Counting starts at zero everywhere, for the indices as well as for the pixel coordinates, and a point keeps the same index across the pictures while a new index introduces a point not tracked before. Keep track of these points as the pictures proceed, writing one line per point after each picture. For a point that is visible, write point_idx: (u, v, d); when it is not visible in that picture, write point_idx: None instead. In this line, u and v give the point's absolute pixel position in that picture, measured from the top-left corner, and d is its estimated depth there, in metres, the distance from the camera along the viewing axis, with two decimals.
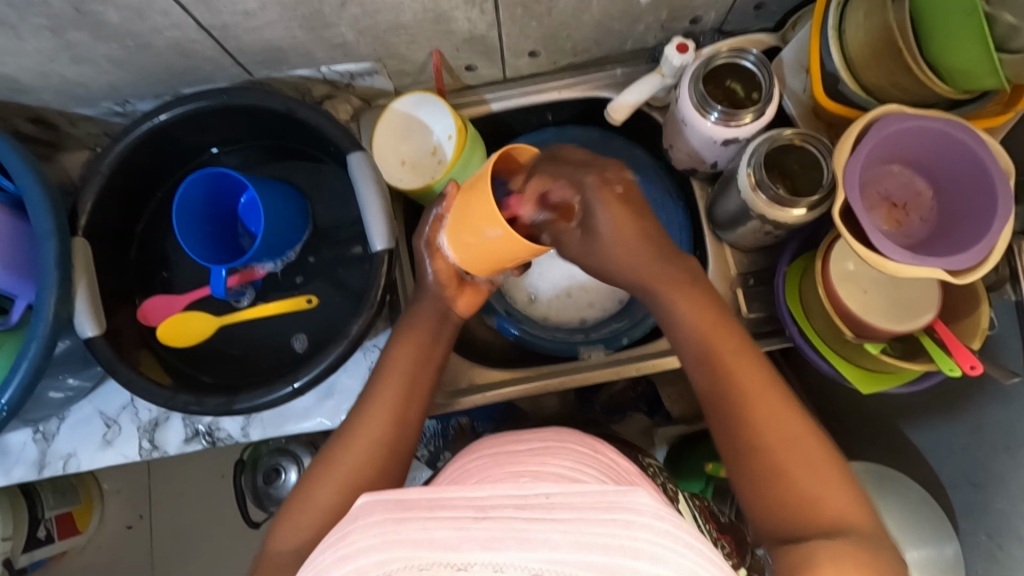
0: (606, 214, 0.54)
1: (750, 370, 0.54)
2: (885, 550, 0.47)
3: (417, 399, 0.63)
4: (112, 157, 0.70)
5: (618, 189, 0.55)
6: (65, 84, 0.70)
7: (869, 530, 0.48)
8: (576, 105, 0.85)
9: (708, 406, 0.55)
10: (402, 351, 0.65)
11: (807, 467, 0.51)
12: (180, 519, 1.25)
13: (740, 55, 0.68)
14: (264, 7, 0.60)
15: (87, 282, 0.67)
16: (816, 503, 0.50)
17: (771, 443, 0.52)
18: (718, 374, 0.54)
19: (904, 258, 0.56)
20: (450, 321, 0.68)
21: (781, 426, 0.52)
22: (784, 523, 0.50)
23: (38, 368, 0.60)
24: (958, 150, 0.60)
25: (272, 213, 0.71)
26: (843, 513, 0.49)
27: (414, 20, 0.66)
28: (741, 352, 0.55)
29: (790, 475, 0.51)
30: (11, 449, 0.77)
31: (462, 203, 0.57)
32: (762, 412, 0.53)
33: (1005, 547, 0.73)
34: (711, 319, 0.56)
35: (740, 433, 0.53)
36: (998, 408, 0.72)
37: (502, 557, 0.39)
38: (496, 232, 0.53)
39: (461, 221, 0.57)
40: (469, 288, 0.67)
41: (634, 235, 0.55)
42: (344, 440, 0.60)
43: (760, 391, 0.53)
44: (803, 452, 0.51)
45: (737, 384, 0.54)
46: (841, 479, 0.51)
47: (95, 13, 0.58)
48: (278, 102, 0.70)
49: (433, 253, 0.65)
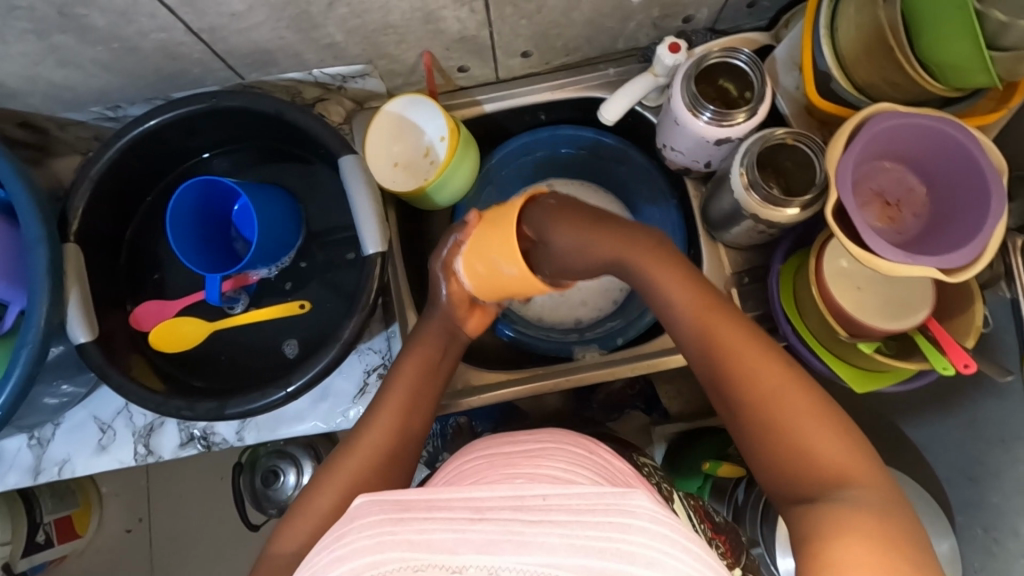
0: (551, 223, 0.62)
1: (746, 344, 0.53)
2: (901, 515, 0.45)
3: (423, 406, 0.64)
4: (102, 161, 0.70)
5: (554, 204, 0.64)
6: (54, 88, 0.69)
7: (882, 494, 0.46)
8: (569, 105, 0.84)
9: (705, 374, 0.54)
10: (411, 367, 0.65)
11: (813, 430, 0.49)
12: (179, 522, 1.25)
13: (731, 54, 0.67)
14: (251, 8, 0.60)
15: (78, 288, 0.67)
16: (821, 463, 0.48)
17: (769, 405, 0.50)
18: (710, 341, 0.54)
19: (896, 257, 0.56)
20: (459, 339, 0.69)
21: (779, 387, 0.51)
22: (794, 490, 0.48)
23: (29, 374, 0.60)
24: (951, 146, 0.60)
25: (265, 218, 0.71)
26: (850, 472, 0.47)
27: (403, 20, 0.66)
28: (729, 319, 0.55)
29: (793, 436, 0.49)
30: (7, 455, 0.77)
31: (485, 232, 0.63)
32: (761, 376, 0.51)
33: (1001, 542, 0.73)
34: (701, 299, 0.56)
35: (740, 401, 0.52)
36: (995, 404, 0.72)
37: (497, 560, 0.39)
38: (513, 268, 0.62)
39: (475, 251, 0.64)
40: (478, 308, 0.69)
41: (590, 230, 0.61)
42: (349, 442, 0.60)
43: (753, 353, 0.52)
44: (805, 412, 0.50)
45: (730, 350, 0.53)
46: (848, 442, 0.49)
47: (80, 17, 0.58)
48: (268, 105, 0.69)
49: (448, 275, 0.68)
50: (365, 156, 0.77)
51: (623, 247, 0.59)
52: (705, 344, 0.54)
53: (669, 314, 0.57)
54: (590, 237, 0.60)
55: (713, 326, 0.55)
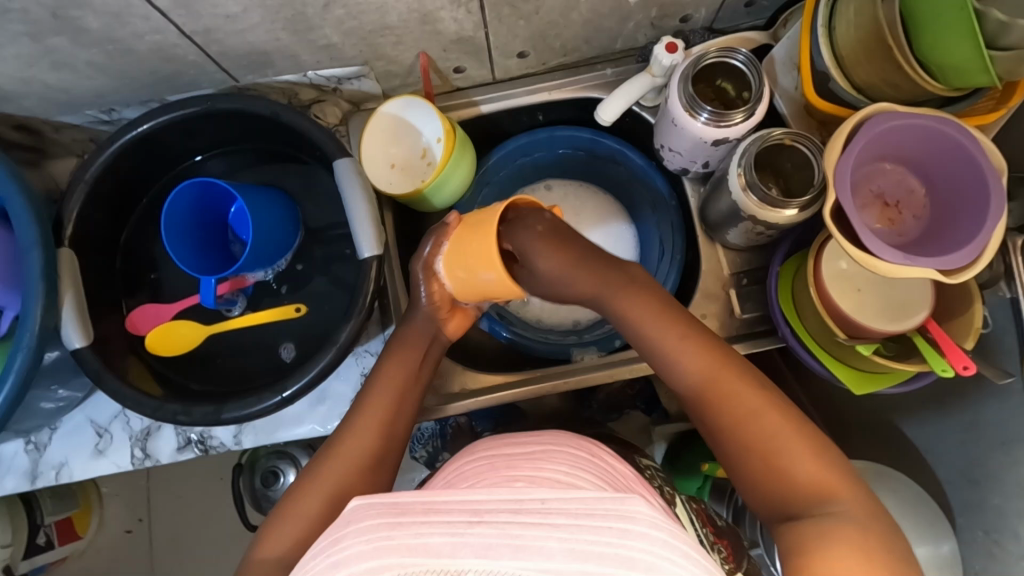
0: (535, 250, 0.60)
1: (720, 365, 0.55)
2: (881, 522, 0.46)
3: (406, 410, 0.63)
4: (96, 165, 0.69)
5: (541, 227, 0.60)
6: (49, 91, 0.69)
7: (861, 503, 0.47)
8: (567, 105, 0.84)
9: (686, 396, 0.56)
10: (393, 368, 0.65)
11: (791, 444, 0.50)
12: (179, 523, 1.25)
13: (730, 54, 0.67)
14: (246, 10, 0.60)
15: (72, 292, 0.67)
16: (803, 478, 0.49)
17: (746, 423, 0.52)
18: (687, 367, 0.55)
19: (896, 258, 0.55)
20: (440, 340, 0.68)
21: (755, 404, 0.52)
22: (778, 504, 0.49)
23: (25, 380, 0.59)
24: (951, 147, 0.60)
25: (260, 221, 0.71)
26: (833, 486, 0.48)
27: (399, 21, 0.66)
28: (705, 345, 0.56)
29: (774, 455, 0.50)
30: (4, 459, 0.77)
31: (464, 236, 0.63)
32: (735, 396, 0.53)
33: (1002, 543, 0.73)
34: (672, 323, 0.58)
35: (718, 420, 0.53)
36: (995, 405, 0.72)
37: (496, 564, 0.39)
38: (491, 274, 0.60)
39: (457, 254, 0.63)
40: (458, 310, 0.69)
41: (574, 263, 0.60)
42: (336, 443, 0.60)
43: (731, 378, 0.54)
44: (781, 426, 0.51)
45: (708, 374, 0.54)
46: (826, 453, 0.50)
47: (74, 19, 0.58)
48: (264, 107, 0.69)
49: (429, 277, 0.67)
50: (363, 158, 0.76)
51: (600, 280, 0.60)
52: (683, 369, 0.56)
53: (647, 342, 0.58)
54: (572, 268, 0.60)
55: (690, 352, 0.56)
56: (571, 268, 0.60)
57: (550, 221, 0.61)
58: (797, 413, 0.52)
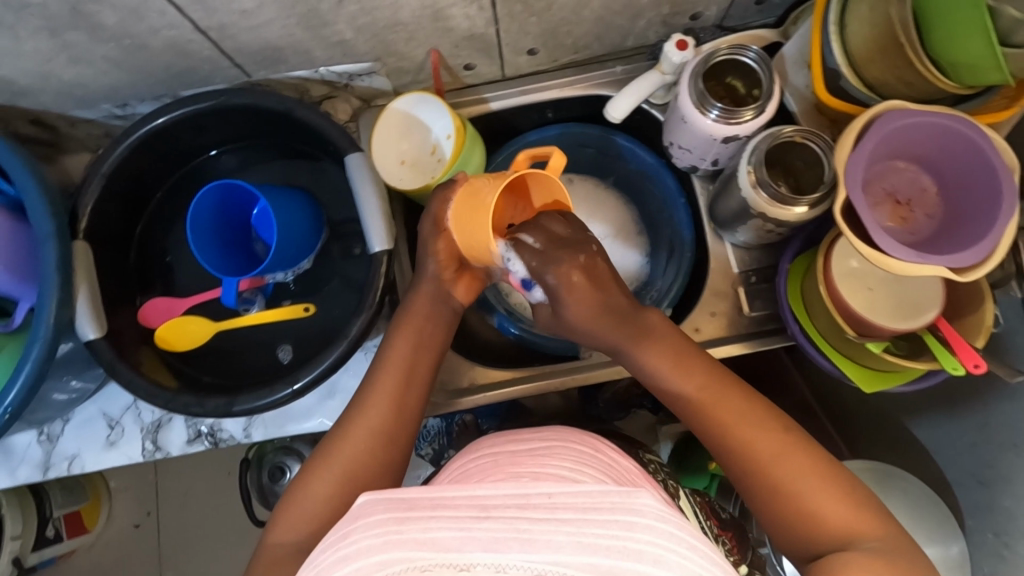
0: (554, 293, 0.56)
1: (735, 407, 0.56)
2: (906, 556, 0.48)
3: (418, 383, 0.63)
4: (112, 158, 0.70)
5: (576, 273, 0.55)
6: (66, 86, 0.70)
7: (894, 543, 0.49)
8: (576, 102, 0.84)
9: (704, 437, 0.58)
10: (401, 344, 0.64)
11: (816, 491, 0.52)
12: (186, 518, 1.25)
13: (740, 51, 0.67)
14: (260, 6, 0.60)
15: (88, 284, 0.68)
16: (825, 521, 0.51)
17: (761, 469, 0.54)
18: (722, 423, 0.56)
19: (908, 256, 0.55)
20: (450, 306, 0.66)
21: (779, 451, 0.54)
22: (804, 547, 0.51)
23: (40, 369, 0.60)
24: (964, 146, 0.59)
25: (284, 221, 0.71)
26: (856, 525, 0.50)
27: (411, 18, 0.66)
28: (732, 396, 0.57)
29: (808, 504, 0.52)
30: (16, 450, 0.78)
31: (469, 207, 0.58)
32: (750, 443, 0.55)
33: (1012, 545, 0.72)
34: (693, 374, 0.58)
35: (737, 467, 0.55)
36: (1007, 404, 0.71)
37: (505, 558, 0.38)
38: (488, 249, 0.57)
39: (463, 224, 0.59)
40: (466, 273, 0.66)
41: (596, 310, 0.57)
42: (342, 429, 0.60)
43: (750, 417, 0.56)
44: (798, 468, 0.53)
45: (745, 430, 0.55)
46: (854, 499, 0.52)
47: (91, 14, 0.58)
48: (277, 102, 0.69)
49: (439, 232, 0.63)
50: (374, 156, 0.76)
51: (617, 324, 0.58)
52: (706, 423, 0.57)
53: (674, 400, 0.59)
54: (584, 309, 0.56)
55: (715, 407, 0.57)
56: (585, 305, 0.56)
57: (581, 282, 0.55)
58: (818, 449, 0.54)
